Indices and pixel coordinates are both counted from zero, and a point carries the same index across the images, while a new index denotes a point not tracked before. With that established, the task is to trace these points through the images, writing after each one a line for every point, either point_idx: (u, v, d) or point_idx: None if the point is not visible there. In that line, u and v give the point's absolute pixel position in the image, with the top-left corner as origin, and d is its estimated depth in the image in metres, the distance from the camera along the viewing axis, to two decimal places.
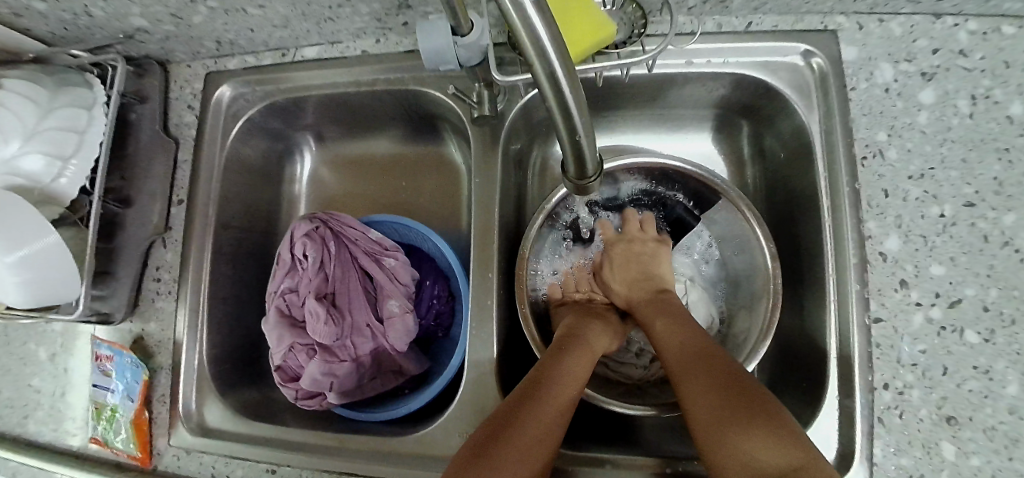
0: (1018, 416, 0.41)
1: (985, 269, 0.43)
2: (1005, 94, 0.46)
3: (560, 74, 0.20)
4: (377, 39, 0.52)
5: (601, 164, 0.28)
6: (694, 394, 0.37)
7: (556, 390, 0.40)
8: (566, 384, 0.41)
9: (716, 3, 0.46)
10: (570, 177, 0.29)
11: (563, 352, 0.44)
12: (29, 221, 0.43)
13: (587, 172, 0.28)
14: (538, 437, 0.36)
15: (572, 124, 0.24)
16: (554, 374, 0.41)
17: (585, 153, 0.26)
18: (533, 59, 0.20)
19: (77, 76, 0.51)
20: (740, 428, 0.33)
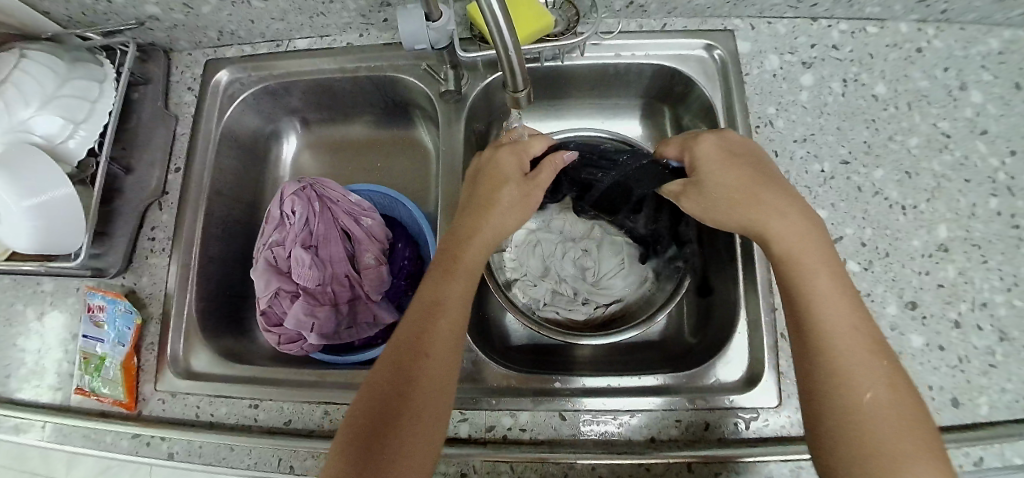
0: (896, 331, 0.50)
1: (861, 213, 0.53)
2: (869, 78, 0.57)
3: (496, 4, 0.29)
4: (360, 33, 0.61)
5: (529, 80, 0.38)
6: (872, 420, 0.35)
7: (443, 325, 0.41)
8: (450, 319, 0.42)
9: (638, 6, 0.57)
10: (509, 94, 0.40)
11: (448, 280, 0.44)
12: (45, 171, 0.48)
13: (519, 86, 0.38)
14: (440, 375, 0.39)
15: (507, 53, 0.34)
16: (439, 315, 0.42)
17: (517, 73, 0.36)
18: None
19: (90, 56, 0.57)
20: (915, 458, 0.33)
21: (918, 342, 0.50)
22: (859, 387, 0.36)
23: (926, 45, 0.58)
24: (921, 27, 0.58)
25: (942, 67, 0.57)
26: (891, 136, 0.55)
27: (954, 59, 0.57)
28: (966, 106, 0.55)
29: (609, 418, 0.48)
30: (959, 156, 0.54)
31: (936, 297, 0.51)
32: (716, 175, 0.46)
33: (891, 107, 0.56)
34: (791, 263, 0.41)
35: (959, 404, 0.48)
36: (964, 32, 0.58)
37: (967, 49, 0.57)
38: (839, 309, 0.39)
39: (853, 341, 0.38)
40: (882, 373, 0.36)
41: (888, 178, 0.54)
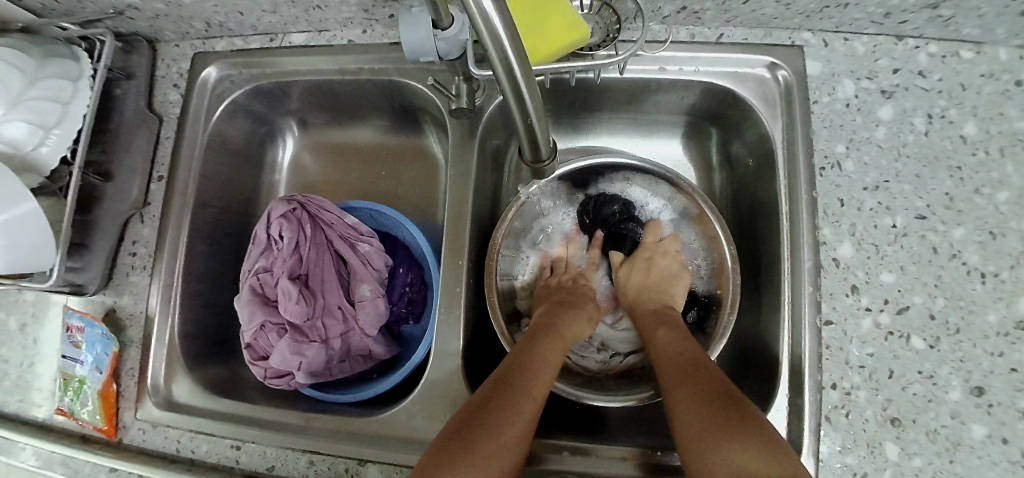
0: (957, 420, 0.43)
1: (932, 279, 0.45)
2: (959, 115, 0.47)
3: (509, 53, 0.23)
4: (364, 29, 0.53)
5: (551, 143, 0.34)
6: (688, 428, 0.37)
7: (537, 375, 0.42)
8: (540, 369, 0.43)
9: (691, 13, 0.48)
10: (527, 156, 0.35)
11: (536, 342, 0.46)
12: (8, 187, 0.43)
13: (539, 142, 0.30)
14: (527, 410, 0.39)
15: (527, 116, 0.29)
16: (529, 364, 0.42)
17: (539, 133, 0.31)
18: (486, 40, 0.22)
19: (64, 49, 0.51)
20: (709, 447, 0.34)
21: (980, 433, 0.43)
22: (692, 399, 0.38)
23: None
24: None
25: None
26: (978, 188, 0.46)
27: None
28: None
29: None
30: None
31: (1007, 384, 0.43)
32: (642, 265, 0.56)
33: (981, 151, 0.47)
34: (665, 340, 0.46)
35: None
36: None
37: None
38: (686, 355, 0.43)
39: (685, 372, 0.41)
40: (711, 388, 0.38)
41: (970, 238, 0.46)
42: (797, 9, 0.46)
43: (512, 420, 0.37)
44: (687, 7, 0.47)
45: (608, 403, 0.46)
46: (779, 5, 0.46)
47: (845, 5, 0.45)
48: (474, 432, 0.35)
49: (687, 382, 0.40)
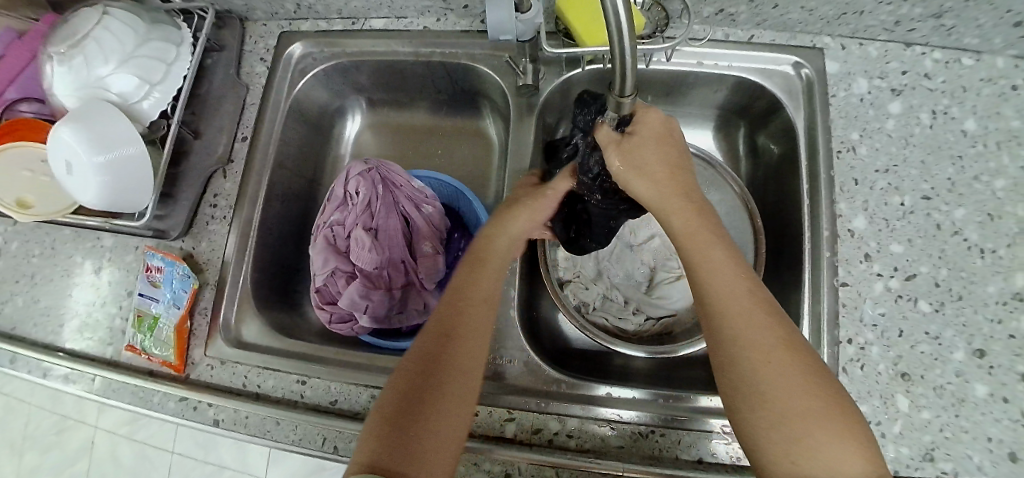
0: (961, 378, 0.48)
1: (937, 252, 0.51)
2: (960, 112, 0.54)
3: (623, 25, 0.28)
4: (438, 18, 0.60)
5: (638, 86, 0.34)
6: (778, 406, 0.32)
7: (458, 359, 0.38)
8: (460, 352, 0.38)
9: (727, 15, 0.55)
10: (611, 98, 0.35)
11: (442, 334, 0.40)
12: (120, 128, 0.49)
13: (627, 95, 0.34)
14: (452, 418, 0.35)
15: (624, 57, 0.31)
16: (453, 356, 0.38)
17: (629, 74, 0.32)
18: None
19: (168, 18, 0.57)
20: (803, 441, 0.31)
21: (983, 391, 0.48)
22: (760, 343, 0.34)
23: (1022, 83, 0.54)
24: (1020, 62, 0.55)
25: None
26: (977, 176, 0.53)
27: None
28: None
29: (657, 435, 0.48)
30: None
31: (1004, 348, 0.48)
32: (646, 135, 0.44)
33: (980, 144, 0.53)
34: (686, 238, 0.40)
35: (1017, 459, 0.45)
36: None
37: None
38: (718, 269, 0.38)
39: (734, 293, 0.37)
40: (767, 317, 0.35)
41: (970, 218, 0.52)
42: (819, 15, 0.54)
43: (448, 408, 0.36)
44: (723, 10, 0.54)
45: (640, 352, 0.52)
46: (803, 11, 0.53)
47: (860, 12, 0.52)
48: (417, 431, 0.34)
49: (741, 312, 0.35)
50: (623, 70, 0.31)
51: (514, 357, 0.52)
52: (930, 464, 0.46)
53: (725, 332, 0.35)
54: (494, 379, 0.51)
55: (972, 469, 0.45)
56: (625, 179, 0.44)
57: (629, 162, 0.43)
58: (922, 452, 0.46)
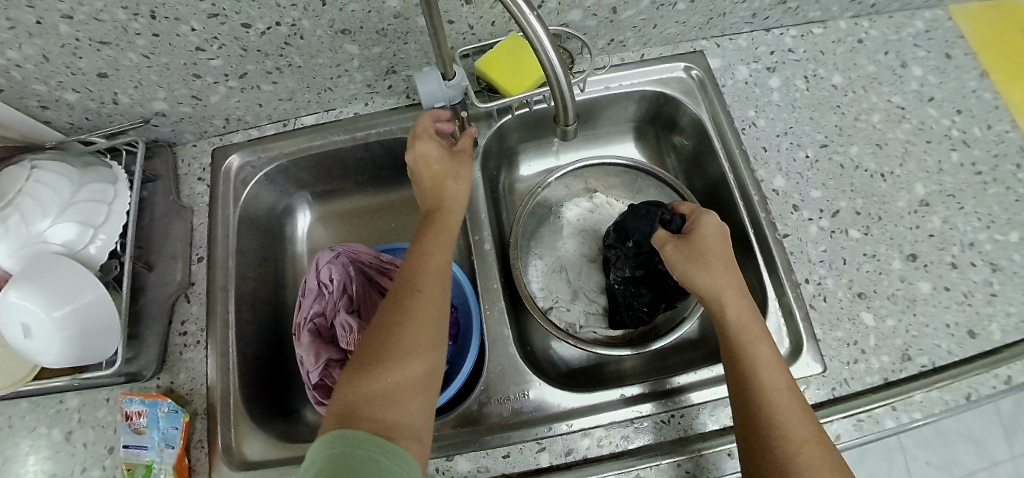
0: (906, 282, 0.56)
1: (848, 187, 0.60)
2: (826, 72, 0.65)
3: (558, 71, 0.36)
4: (365, 103, 0.65)
5: (577, 113, 0.42)
6: (803, 460, 0.38)
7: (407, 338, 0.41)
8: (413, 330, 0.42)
9: (617, 42, 0.63)
10: (558, 126, 0.43)
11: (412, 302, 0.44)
12: (77, 278, 0.48)
13: (571, 122, 0.42)
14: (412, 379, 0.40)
15: (563, 92, 0.38)
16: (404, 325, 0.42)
17: (569, 104, 0.40)
18: (533, 43, 0.33)
19: (98, 160, 0.57)
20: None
21: (927, 287, 0.56)
22: (795, 429, 0.39)
23: (864, 36, 0.66)
24: (857, 21, 0.67)
25: (883, 51, 0.66)
26: (857, 117, 0.63)
27: (892, 43, 0.66)
28: (910, 80, 0.64)
29: (677, 418, 0.50)
30: (916, 123, 0.62)
31: (930, 246, 0.57)
32: (704, 237, 0.49)
33: (850, 92, 0.64)
34: (741, 331, 0.45)
35: (976, 334, 0.54)
36: (891, 19, 0.67)
37: (898, 34, 0.66)
38: (764, 358, 0.43)
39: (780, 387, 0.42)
40: (797, 408, 0.41)
41: (863, 152, 0.61)
42: (692, 24, 0.63)
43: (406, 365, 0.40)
44: (614, 39, 0.62)
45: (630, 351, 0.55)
46: (679, 24, 0.62)
47: (723, 14, 0.62)
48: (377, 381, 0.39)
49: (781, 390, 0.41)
50: (562, 98, 0.39)
51: (526, 389, 0.53)
52: (910, 362, 0.52)
53: (771, 419, 0.40)
54: (515, 416, 0.52)
55: (945, 355, 0.53)
56: (685, 272, 0.48)
57: (688, 259, 0.48)
58: (901, 356, 0.53)
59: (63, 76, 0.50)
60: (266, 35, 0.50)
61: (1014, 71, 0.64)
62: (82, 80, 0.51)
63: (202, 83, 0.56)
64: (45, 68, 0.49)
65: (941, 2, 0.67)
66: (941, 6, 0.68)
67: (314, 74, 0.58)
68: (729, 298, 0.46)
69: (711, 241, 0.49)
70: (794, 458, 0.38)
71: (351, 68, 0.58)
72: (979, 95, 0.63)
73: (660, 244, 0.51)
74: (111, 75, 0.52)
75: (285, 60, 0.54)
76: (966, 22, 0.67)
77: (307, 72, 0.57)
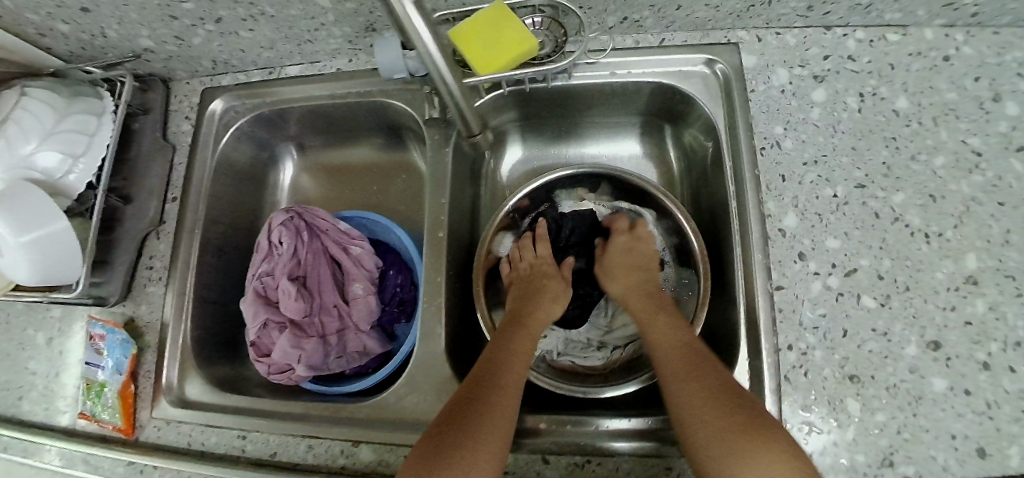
0: (917, 375, 0.45)
1: (877, 242, 0.48)
2: (890, 91, 0.51)
3: None
4: (349, 58, 0.61)
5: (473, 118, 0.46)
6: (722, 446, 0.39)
7: (503, 371, 0.46)
8: (503, 403, 0.43)
9: (633, 22, 0.53)
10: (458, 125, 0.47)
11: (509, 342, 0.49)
12: (42, 206, 0.50)
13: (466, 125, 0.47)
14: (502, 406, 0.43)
15: None
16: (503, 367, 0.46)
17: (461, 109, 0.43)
18: None
19: (90, 89, 0.58)
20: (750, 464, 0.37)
21: (942, 386, 0.45)
22: (701, 407, 0.41)
23: (954, 53, 0.52)
24: (948, 33, 0.52)
25: (973, 76, 0.51)
26: (914, 156, 0.50)
27: (988, 67, 0.51)
28: (1000, 120, 0.50)
29: (593, 464, 0.46)
30: (992, 177, 0.48)
31: (962, 336, 0.46)
32: (620, 236, 0.62)
33: (914, 123, 0.50)
34: (637, 305, 0.55)
35: (986, 454, 0.43)
36: (997, 36, 0.52)
37: (998, 58, 0.51)
38: (666, 337, 0.49)
39: (702, 409, 0.41)
40: (736, 417, 0.39)
41: (909, 202, 0.49)
42: (727, 10, 0.51)
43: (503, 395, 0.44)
44: (628, 17, 0.52)
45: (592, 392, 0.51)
46: (709, 8, 0.51)
47: (767, 3, 0.50)
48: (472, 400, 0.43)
49: (690, 374, 0.44)
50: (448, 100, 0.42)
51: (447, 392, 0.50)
52: (890, 470, 0.43)
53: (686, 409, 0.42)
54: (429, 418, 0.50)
55: (937, 471, 0.43)
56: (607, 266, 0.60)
57: (624, 252, 0.60)
58: (881, 459, 0.44)
59: (51, 8, 0.51)
60: None
61: None
62: (67, 12, 0.52)
63: (181, 25, 0.54)
64: None
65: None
66: None
67: (290, 25, 0.54)
68: (624, 289, 0.57)
69: (638, 237, 0.61)
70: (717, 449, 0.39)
71: (327, 23, 0.54)
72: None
73: (618, 232, 0.62)
74: (92, 10, 0.52)
75: (257, 9, 0.51)
76: None
77: (282, 23, 0.54)
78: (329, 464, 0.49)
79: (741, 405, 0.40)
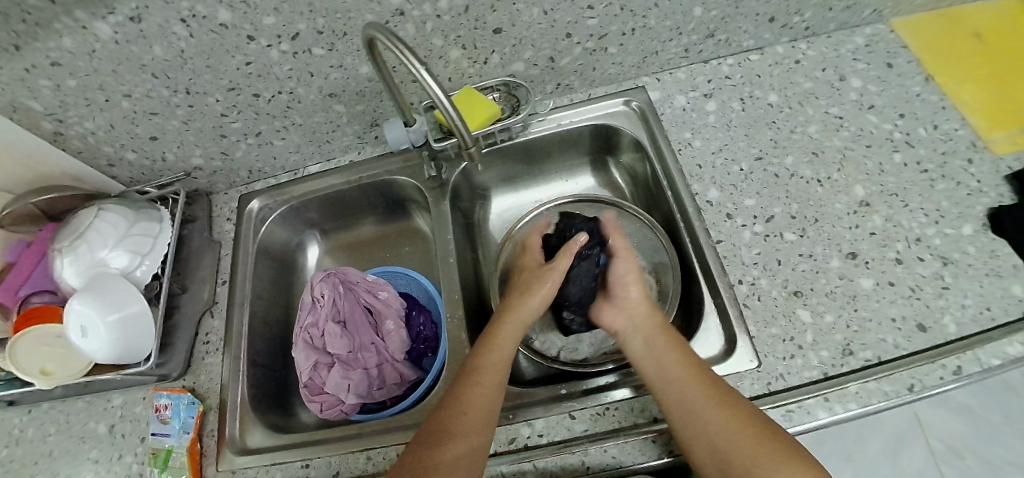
0: (846, 279, 0.57)
1: (783, 194, 0.64)
2: (762, 92, 0.72)
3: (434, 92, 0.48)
4: (358, 151, 0.78)
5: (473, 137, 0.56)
6: (734, 454, 0.43)
7: (478, 397, 0.50)
8: (471, 426, 0.48)
9: (564, 86, 0.73)
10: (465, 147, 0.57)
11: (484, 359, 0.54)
12: (126, 293, 0.61)
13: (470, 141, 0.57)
14: (476, 429, 0.48)
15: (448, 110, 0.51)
16: (476, 388, 0.51)
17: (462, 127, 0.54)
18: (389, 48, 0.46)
19: (148, 203, 0.72)
20: (750, 457, 0.42)
21: (869, 283, 0.56)
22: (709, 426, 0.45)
23: (802, 56, 0.74)
24: (794, 45, 0.75)
25: (821, 68, 0.72)
26: (793, 130, 0.68)
27: (831, 59, 0.73)
28: (849, 90, 0.70)
29: (611, 410, 0.54)
30: (855, 130, 0.66)
31: (872, 244, 0.58)
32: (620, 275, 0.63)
33: (786, 108, 0.70)
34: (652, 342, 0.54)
35: (926, 328, 0.52)
36: (830, 39, 0.75)
37: (836, 52, 0.73)
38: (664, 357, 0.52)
39: (712, 415, 0.45)
40: (737, 423, 0.44)
41: (799, 161, 0.66)
42: (629, 63, 0.72)
43: (476, 422, 0.48)
44: (561, 83, 0.73)
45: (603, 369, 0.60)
46: (616, 65, 0.72)
47: (656, 52, 0.71)
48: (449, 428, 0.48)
49: (695, 397, 0.47)
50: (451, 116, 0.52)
51: None
52: (852, 358, 0.52)
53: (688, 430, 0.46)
54: None
55: (891, 349, 0.52)
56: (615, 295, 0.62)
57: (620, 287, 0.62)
58: (841, 351, 0.53)
59: (125, 140, 0.67)
60: (271, 101, 0.65)
61: (957, 74, 0.68)
62: (138, 142, 0.68)
63: (228, 142, 0.71)
64: (112, 133, 0.66)
65: (881, 18, 0.74)
66: (882, 22, 0.74)
67: (314, 130, 0.72)
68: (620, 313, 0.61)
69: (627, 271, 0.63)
70: (720, 460, 0.43)
71: (341, 123, 0.71)
72: (923, 98, 0.67)
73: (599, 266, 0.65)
74: (160, 138, 0.68)
75: (290, 120, 0.69)
76: (910, 32, 0.73)
77: (307, 128, 0.71)
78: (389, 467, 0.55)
79: (737, 412, 0.45)
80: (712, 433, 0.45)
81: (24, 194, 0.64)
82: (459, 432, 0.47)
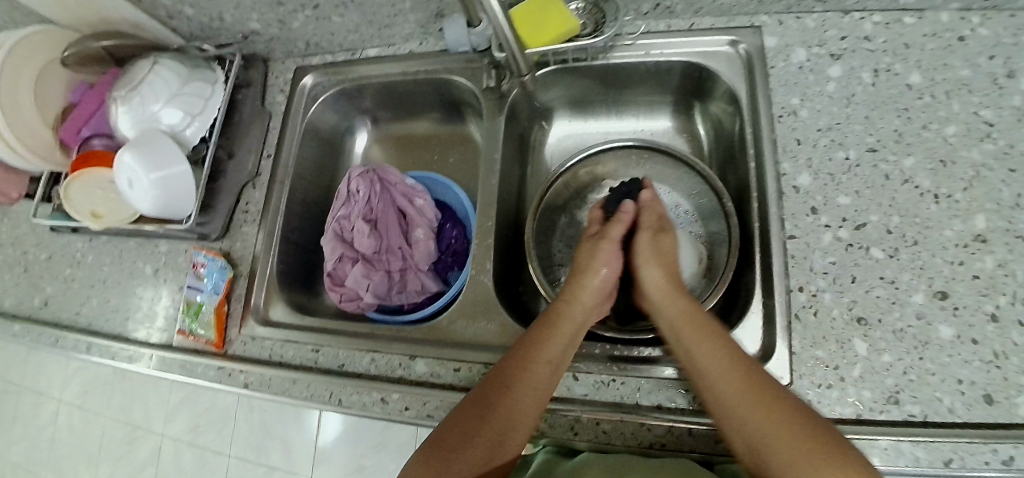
0: (922, 321, 0.48)
1: (887, 201, 0.52)
2: (903, 68, 0.57)
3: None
4: (420, 42, 0.71)
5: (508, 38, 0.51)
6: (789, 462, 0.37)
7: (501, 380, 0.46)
8: (506, 411, 0.44)
9: (664, 8, 0.61)
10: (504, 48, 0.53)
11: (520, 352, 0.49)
12: (171, 153, 0.61)
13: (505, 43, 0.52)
14: (510, 415, 0.44)
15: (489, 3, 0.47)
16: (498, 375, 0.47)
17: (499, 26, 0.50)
18: None
19: (205, 62, 0.70)
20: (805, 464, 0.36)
21: (948, 333, 0.47)
22: (753, 424, 0.40)
23: (969, 33, 0.57)
24: (964, 16, 0.57)
25: (988, 55, 0.55)
26: (925, 125, 0.54)
27: (1003, 48, 0.55)
28: (1013, 94, 0.53)
29: (616, 383, 0.51)
30: (1002, 146, 0.51)
31: (970, 288, 0.48)
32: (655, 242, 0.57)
33: (926, 96, 0.55)
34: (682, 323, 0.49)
35: (993, 400, 0.44)
36: (1012, 19, 0.56)
37: (1015, 38, 0.55)
38: (701, 342, 0.46)
39: (756, 416, 0.40)
40: (787, 427, 0.38)
41: (920, 166, 0.53)
42: None
43: (513, 406, 0.44)
44: (660, 3, 0.60)
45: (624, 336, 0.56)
46: None
47: None
48: (475, 415, 0.44)
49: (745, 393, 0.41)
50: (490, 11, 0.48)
51: (493, 320, 0.57)
52: (896, 407, 0.45)
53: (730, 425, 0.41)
54: (473, 340, 0.57)
55: (941, 411, 0.44)
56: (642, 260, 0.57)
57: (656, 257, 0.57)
58: (886, 396, 0.46)
59: None
60: None
61: None
62: None
63: (285, 11, 0.65)
64: None
65: None
66: None
67: (374, 12, 0.64)
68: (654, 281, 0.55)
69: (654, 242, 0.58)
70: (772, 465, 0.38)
71: (404, 10, 0.63)
72: None
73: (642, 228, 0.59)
74: None
75: None
76: None
77: (367, 9, 0.64)
78: (388, 374, 0.57)
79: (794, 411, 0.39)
80: (760, 434, 0.39)
81: (85, 37, 0.65)
82: (490, 420, 0.44)
